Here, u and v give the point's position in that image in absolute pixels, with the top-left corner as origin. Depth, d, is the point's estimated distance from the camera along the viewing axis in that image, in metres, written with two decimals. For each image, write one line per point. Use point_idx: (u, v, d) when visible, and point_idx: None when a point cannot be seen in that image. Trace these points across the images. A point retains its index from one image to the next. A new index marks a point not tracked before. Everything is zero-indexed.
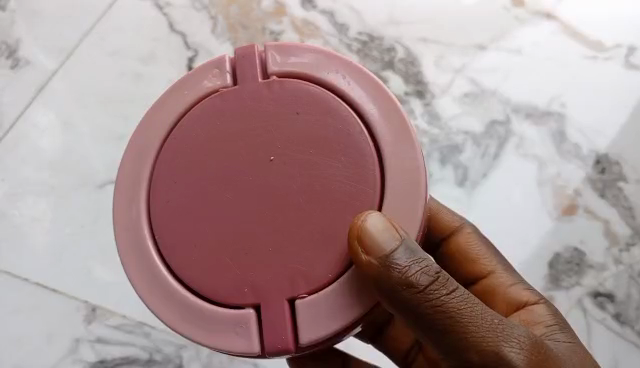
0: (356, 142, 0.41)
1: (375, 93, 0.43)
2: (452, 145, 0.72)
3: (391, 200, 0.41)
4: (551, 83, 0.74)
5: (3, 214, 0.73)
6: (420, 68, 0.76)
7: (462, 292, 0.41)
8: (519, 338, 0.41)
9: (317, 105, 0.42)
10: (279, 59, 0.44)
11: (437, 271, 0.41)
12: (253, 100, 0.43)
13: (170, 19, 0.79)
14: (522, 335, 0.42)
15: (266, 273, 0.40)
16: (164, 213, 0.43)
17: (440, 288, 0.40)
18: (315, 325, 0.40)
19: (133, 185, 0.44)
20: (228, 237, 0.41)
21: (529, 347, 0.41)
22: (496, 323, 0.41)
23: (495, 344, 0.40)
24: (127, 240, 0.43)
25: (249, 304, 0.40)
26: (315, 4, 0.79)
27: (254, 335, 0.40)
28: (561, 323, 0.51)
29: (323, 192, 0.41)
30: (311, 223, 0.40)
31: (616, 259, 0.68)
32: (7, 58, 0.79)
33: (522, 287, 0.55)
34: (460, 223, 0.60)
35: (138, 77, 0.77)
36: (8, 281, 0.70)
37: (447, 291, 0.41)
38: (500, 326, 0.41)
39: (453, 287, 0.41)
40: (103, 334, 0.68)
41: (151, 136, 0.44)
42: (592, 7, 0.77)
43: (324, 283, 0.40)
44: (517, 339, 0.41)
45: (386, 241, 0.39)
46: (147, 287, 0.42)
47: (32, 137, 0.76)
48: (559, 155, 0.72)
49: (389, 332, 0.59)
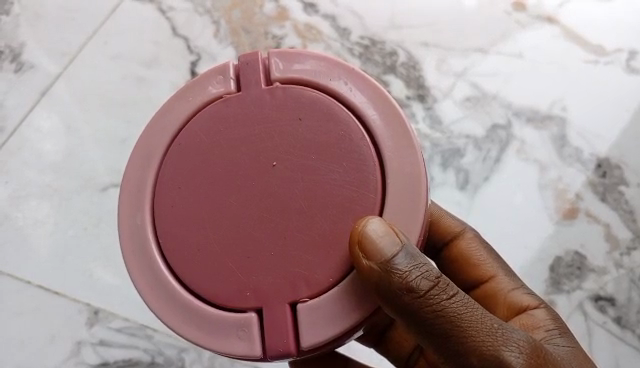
0: (357, 147, 0.42)
1: (376, 99, 0.43)
2: (453, 149, 0.73)
3: (392, 204, 0.41)
4: (551, 86, 0.75)
5: (6, 216, 0.74)
6: (422, 72, 0.76)
7: (462, 296, 0.41)
8: (518, 342, 0.41)
9: (319, 111, 0.42)
10: (282, 65, 0.44)
11: (437, 275, 0.41)
12: (256, 105, 0.43)
13: (173, 22, 0.80)
14: (521, 339, 0.42)
15: (267, 276, 0.41)
16: (168, 218, 0.43)
17: (441, 292, 0.41)
18: (315, 329, 0.40)
19: (138, 191, 0.44)
20: (230, 241, 0.41)
21: (529, 351, 0.41)
22: (495, 327, 0.41)
23: (494, 348, 0.40)
24: (132, 243, 0.43)
25: (250, 307, 0.41)
26: (317, 8, 0.79)
27: (256, 338, 0.40)
28: (561, 327, 0.51)
29: (324, 196, 0.41)
30: (312, 228, 0.41)
31: (617, 262, 0.68)
32: (11, 62, 0.80)
33: (523, 292, 0.55)
34: (462, 227, 0.60)
35: (141, 80, 0.78)
36: (11, 283, 0.70)
37: (448, 296, 0.41)
38: (499, 330, 0.41)
39: (453, 292, 0.41)
40: (105, 336, 0.68)
41: (156, 140, 0.45)
42: (592, 11, 0.77)
43: (325, 287, 0.40)
44: (516, 344, 0.41)
45: (387, 246, 0.39)
46: (151, 290, 0.43)
47: (36, 141, 0.77)
48: (560, 159, 0.72)
49: (392, 336, 0.59)
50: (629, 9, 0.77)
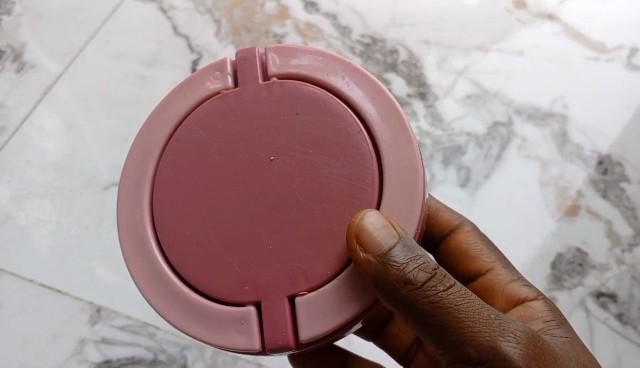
0: (355, 141, 0.42)
1: (373, 93, 0.43)
2: (454, 147, 0.73)
3: (389, 198, 0.41)
4: (552, 84, 0.75)
5: (9, 215, 0.74)
6: (423, 70, 0.76)
7: (459, 288, 0.42)
8: (515, 333, 0.41)
9: (317, 106, 0.42)
10: (279, 61, 0.44)
11: (434, 267, 0.41)
12: (253, 100, 0.43)
13: (174, 21, 0.80)
14: (518, 330, 0.42)
15: (265, 270, 0.41)
16: (166, 214, 0.43)
17: (438, 284, 0.41)
18: (313, 322, 0.40)
19: (137, 186, 0.44)
20: (228, 235, 0.41)
21: (526, 341, 0.41)
22: (492, 318, 0.41)
23: (492, 338, 0.40)
24: (131, 238, 0.44)
25: (249, 301, 0.41)
26: (318, 6, 0.80)
27: (254, 331, 0.40)
28: (559, 318, 0.51)
29: (322, 190, 0.41)
30: (310, 222, 0.41)
31: (619, 259, 0.68)
32: (13, 61, 0.80)
33: (520, 284, 0.56)
34: (459, 221, 0.60)
35: (143, 79, 0.78)
36: (14, 282, 0.70)
37: (445, 287, 0.41)
38: (496, 321, 0.41)
39: (450, 283, 0.41)
40: (108, 334, 0.68)
41: (154, 136, 0.45)
42: (593, 9, 0.78)
43: (323, 280, 0.40)
44: (513, 334, 0.41)
45: (384, 239, 0.39)
46: (151, 285, 0.43)
47: (38, 140, 0.77)
48: (561, 156, 0.72)
49: (391, 330, 0.59)
50: (630, 6, 0.77)
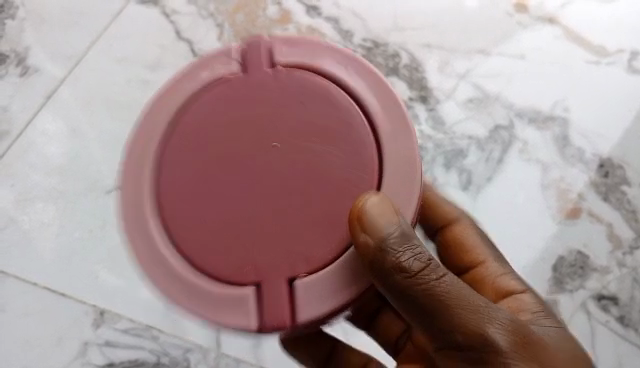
0: (357, 130, 0.43)
1: (374, 85, 0.45)
2: (456, 150, 0.73)
3: (387, 187, 0.43)
4: (552, 88, 0.75)
5: (12, 219, 0.74)
6: (424, 73, 0.77)
7: (451, 277, 0.43)
8: (504, 322, 0.43)
9: (322, 95, 0.44)
10: (285, 50, 0.45)
11: (429, 257, 0.43)
12: (259, 86, 0.44)
13: (177, 25, 0.81)
14: (507, 319, 0.43)
15: (267, 253, 0.42)
16: (167, 197, 0.43)
17: (431, 272, 0.42)
18: (310, 306, 0.41)
19: (138, 167, 0.44)
20: (232, 217, 0.42)
21: (514, 330, 0.43)
22: (483, 307, 0.43)
23: (480, 327, 0.42)
24: (133, 218, 0.44)
25: (250, 282, 0.42)
26: (320, 11, 0.80)
27: (253, 312, 0.42)
28: (547, 311, 0.52)
29: (324, 176, 0.42)
30: (312, 207, 0.42)
31: (620, 261, 0.68)
32: (17, 66, 0.81)
33: (511, 277, 0.56)
34: (458, 214, 0.61)
35: (145, 83, 0.79)
36: (18, 285, 0.71)
37: (437, 276, 0.43)
38: (486, 311, 0.43)
39: (443, 273, 0.43)
40: (111, 337, 0.68)
41: (158, 118, 0.45)
42: (594, 12, 0.78)
43: (321, 264, 0.42)
44: (502, 323, 0.43)
45: (384, 225, 0.41)
46: (153, 265, 0.43)
47: (42, 143, 0.77)
48: (562, 159, 0.72)
49: (382, 319, 0.60)
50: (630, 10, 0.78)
